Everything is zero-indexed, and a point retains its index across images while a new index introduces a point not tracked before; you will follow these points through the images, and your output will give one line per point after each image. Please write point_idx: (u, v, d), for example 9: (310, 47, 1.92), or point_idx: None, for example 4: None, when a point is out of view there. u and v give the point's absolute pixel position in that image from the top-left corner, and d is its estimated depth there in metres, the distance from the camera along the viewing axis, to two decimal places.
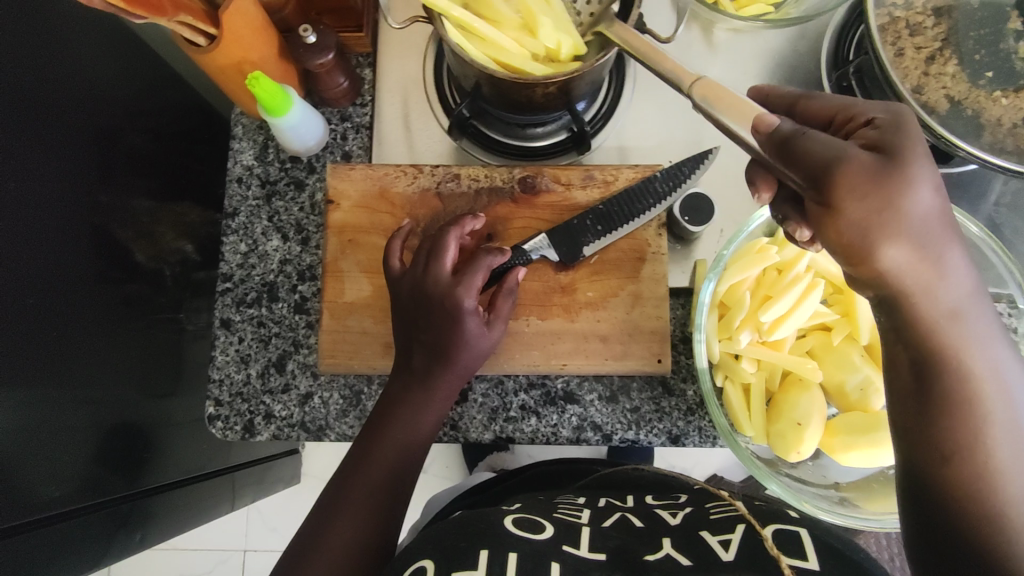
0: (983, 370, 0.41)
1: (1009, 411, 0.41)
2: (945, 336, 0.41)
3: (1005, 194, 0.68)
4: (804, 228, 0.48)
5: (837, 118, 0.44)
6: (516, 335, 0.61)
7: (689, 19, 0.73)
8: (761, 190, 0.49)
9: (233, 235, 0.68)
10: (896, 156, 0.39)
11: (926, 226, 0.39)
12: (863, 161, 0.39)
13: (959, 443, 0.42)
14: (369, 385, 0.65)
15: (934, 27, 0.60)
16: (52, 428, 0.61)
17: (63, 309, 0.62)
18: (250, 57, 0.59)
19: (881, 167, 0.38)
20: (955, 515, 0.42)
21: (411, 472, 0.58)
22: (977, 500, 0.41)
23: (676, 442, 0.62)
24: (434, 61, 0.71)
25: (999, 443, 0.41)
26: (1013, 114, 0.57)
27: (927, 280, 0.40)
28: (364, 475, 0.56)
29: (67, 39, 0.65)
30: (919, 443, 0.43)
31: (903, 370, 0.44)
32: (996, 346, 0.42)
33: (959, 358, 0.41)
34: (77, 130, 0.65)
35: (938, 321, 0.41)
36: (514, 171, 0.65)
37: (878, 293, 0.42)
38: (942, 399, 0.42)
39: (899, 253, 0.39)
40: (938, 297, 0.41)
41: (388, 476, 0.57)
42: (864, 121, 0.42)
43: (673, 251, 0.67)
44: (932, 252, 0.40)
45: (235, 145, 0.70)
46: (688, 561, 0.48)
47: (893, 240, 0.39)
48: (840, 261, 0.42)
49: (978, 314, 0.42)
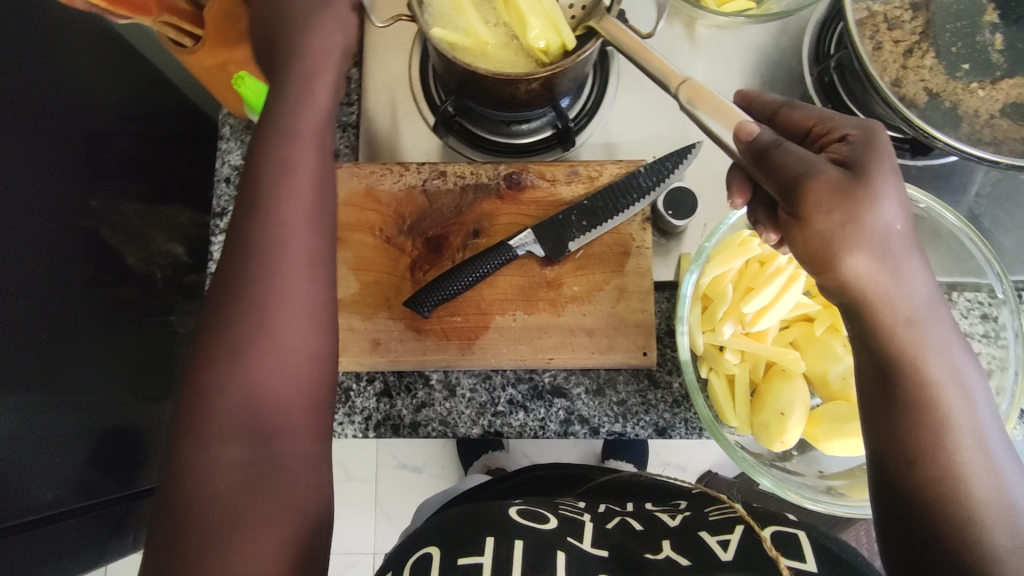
0: (944, 377, 0.42)
1: (971, 419, 0.42)
2: (908, 344, 0.42)
3: (986, 185, 0.68)
4: (771, 233, 0.50)
5: (815, 130, 0.46)
6: (503, 330, 0.62)
7: (671, 15, 0.73)
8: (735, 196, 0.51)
9: (221, 235, 0.69)
10: (861, 174, 0.40)
11: (889, 239, 0.40)
12: (830, 176, 0.40)
13: (924, 448, 0.41)
14: (357, 381, 0.63)
15: (911, 21, 0.60)
16: (43, 431, 0.61)
17: (54, 312, 0.63)
18: (236, 57, 0.59)
19: (846, 183, 0.40)
20: (926, 518, 0.41)
21: (307, 268, 0.46)
22: (944, 504, 0.41)
23: (663, 434, 0.63)
24: (419, 60, 0.72)
25: (962, 448, 0.41)
26: (990, 105, 0.58)
27: (887, 288, 0.41)
28: (238, 324, 0.44)
29: (56, 44, 0.65)
30: (885, 446, 0.43)
31: (869, 377, 0.44)
32: (956, 353, 0.42)
33: (920, 367, 0.41)
34: (66, 135, 0.66)
35: (897, 328, 0.42)
36: (499, 167, 0.66)
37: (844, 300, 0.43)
38: (903, 403, 0.42)
39: (861, 263, 0.40)
40: (900, 306, 0.41)
41: (271, 301, 0.44)
42: (839, 137, 0.44)
43: (658, 245, 0.68)
44: (894, 263, 0.40)
45: (222, 146, 0.71)
46: (686, 561, 0.49)
47: (857, 251, 0.40)
48: (809, 270, 0.44)
49: (936, 321, 0.42)
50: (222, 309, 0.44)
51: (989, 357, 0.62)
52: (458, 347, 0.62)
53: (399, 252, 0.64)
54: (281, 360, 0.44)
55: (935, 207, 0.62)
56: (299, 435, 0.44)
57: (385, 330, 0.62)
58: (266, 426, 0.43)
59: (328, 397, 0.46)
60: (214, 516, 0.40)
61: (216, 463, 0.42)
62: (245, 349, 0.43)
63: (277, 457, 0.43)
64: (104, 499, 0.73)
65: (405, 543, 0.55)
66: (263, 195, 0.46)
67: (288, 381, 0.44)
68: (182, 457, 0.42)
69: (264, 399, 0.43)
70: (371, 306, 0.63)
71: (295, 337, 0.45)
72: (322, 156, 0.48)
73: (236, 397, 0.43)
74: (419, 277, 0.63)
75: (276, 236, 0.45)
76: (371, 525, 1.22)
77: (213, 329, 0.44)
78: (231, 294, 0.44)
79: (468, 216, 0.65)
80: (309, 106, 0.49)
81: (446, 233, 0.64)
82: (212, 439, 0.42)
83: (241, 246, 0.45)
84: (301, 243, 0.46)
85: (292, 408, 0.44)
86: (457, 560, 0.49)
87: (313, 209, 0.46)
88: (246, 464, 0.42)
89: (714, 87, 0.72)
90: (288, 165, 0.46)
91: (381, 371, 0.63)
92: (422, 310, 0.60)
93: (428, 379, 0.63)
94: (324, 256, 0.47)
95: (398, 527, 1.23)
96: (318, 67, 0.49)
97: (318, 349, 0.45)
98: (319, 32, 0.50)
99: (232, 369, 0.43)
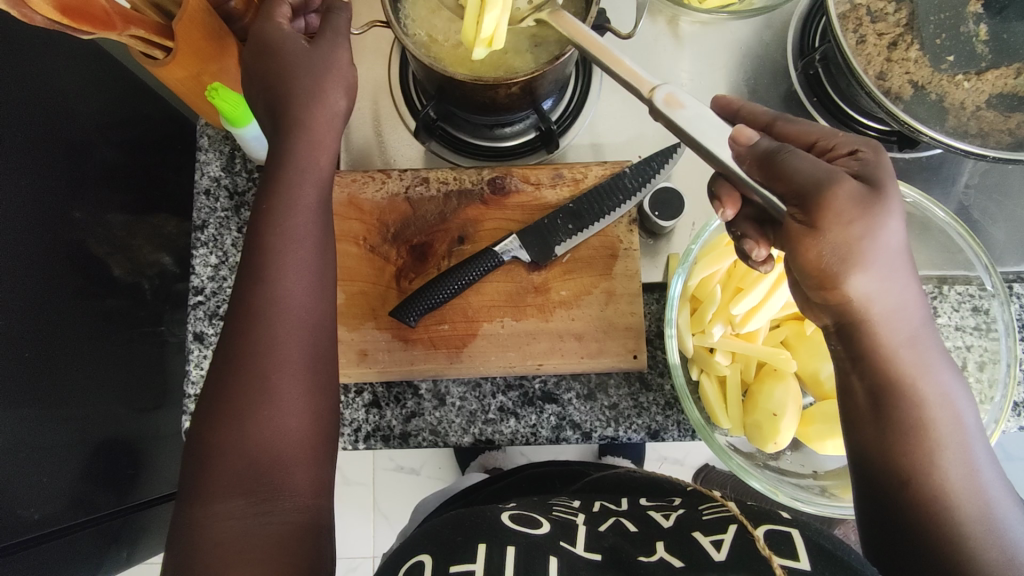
0: (937, 398, 0.43)
1: (961, 437, 0.43)
2: (903, 362, 0.43)
3: (974, 176, 0.68)
4: (762, 248, 0.49)
5: (817, 145, 0.45)
6: (491, 337, 0.61)
7: (653, 13, 0.72)
8: (726, 204, 0.50)
9: (203, 248, 0.68)
10: (879, 189, 0.40)
11: (894, 259, 0.41)
12: (850, 187, 0.39)
13: (916, 466, 0.43)
14: (345, 394, 0.62)
15: (894, 13, 0.60)
16: (31, 448, 0.60)
17: (39, 327, 0.61)
18: (209, 67, 0.58)
19: (868, 194, 0.39)
20: (920, 537, 0.42)
21: (324, 335, 0.51)
22: (937, 520, 0.42)
23: (656, 437, 0.62)
24: (400, 64, 0.71)
25: (953, 466, 0.42)
26: (976, 96, 0.57)
27: (887, 307, 0.42)
28: (249, 387, 0.47)
29: (32, 54, 0.64)
30: (881, 465, 0.44)
31: (859, 395, 0.45)
32: (948, 375, 0.43)
33: (916, 386, 0.43)
34: (45, 146, 0.64)
35: (896, 347, 0.43)
36: (483, 172, 0.65)
37: (842, 319, 0.44)
38: (899, 424, 0.43)
39: (866, 282, 0.41)
40: (894, 325, 0.42)
41: (283, 375, 0.48)
42: (847, 151, 0.43)
43: (645, 246, 0.67)
44: (896, 283, 0.41)
45: (201, 156, 0.70)
46: (679, 562, 0.48)
47: (864, 270, 0.41)
48: (811, 284, 0.44)
49: (930, 341, 0.43)
50: (225, 390, 0.47)
51: (980, 350, 0.61)
52: (446, 356, 0.61)
53: (384, 261, 0.63)
54: (281, 448, 0.47)
55: (922, 201, 0.62)
56: (299, 492, 0.47)
57: (372, 341, 0.61)
58: (266, 483, 0.46)
59: (329, 458, 0.50)
60: (217, 566, 0.43)
61: (216, 519, 0.44)
62: (247, 409, 0.47)
63: (278, 509, 0.46)
64: (100, 514, 0.72)
65: (402, 549, 0.54)
66: (270, 259, 0.49)
67: (290, 443, 0.47)
68: (187, 518, 0.45)
69: (264, 458, 0.46)
70: (356, 317, 0.62)
71: (296, 400, 0.48)
72: (321, 221, 0.51)
73: (238, 462, 0.46)
74: (405, 285, 0.62)
75: (276, 310, 0.48)
76: (370, 528, 1.21)
77: (218, 397, 0.47)
78: (234, 357, 0.48)
79: (452, 223, 0.64)
80: (311, 173, 0.51)
81: (431, 240, 0.64)
82: (214, 496, 0.45)
83: (244, 321, 0.48)
84: (303, 311, 0.49)
85: (292, 465, 0.47)
86: (448, 567, 0.49)
87: (314, 276, 0.50)
88: (246, 516, 0.45)
89: (700, 83, 0.71)
90: (289, 235, 0.49)
91: (370, 382, 0.62)
92: (408, 320, 0.60)
93: (417, 388, 0.62)
94: (322, 324, 0.50)
95: (397, 529, 1.22)
96: (323, 138, 0.52)
97: (318, 402, 0.49)
98: (326, 96, 0.51)
99: (233, 431, 0.46)
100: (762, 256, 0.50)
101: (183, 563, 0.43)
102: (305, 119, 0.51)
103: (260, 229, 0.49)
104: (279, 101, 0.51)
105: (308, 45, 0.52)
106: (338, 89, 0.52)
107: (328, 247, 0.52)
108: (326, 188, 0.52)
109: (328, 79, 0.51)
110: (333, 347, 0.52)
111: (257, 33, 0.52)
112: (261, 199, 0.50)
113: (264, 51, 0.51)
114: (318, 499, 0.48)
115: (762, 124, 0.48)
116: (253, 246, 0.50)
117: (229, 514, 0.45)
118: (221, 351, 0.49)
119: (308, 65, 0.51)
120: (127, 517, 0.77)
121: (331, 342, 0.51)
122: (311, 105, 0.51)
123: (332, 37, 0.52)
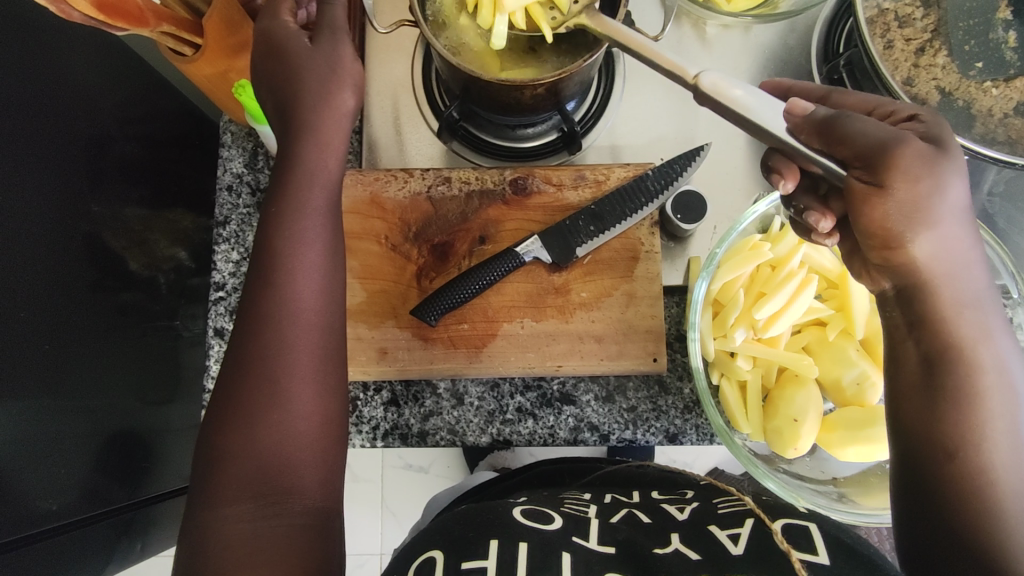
0: (1000, 384, 0.43)
1: (1014, 409, 0.43)
2: (965, 326, 0.44)
3: (998, 184, 0.68)
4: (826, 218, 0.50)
5: (876, 112, 0.47)
6: (511, 337, 0.61)
7: (679, 16, 0.72)
8: (786, 177, 0.51)
9: (224, 244, 0.68)
10: (942, 149, 0.42)
11: (955, 217, 0.43)
12: (918, 146, 0.41)
13: (967, 451, 0.42)
14: (363, 391, 0.63)
15: (922, 18, 0.59)
16: (47, 441, 0.61)
17: (56, 320, 0.62)
18: (236, 65, 0.58)
19: (935, 154, 0.41)
20: (948, 521, 0.42)
21: (336, 337, 0.51)
22: (975, 502, 0.41)
23: (674, 441, 0.62)
24: (422, 64, 0.71)
25: (1002, 459, 0.42)
26: (1004, 104, 0.57)
27: (952, 268, 0.44)
28: (261, 388, 0.47)
29: (55, 48, 0.64)
30: (918, 452, 0.44)
31: (914, 366, 0.45)
32: (1018, 372, 0.44)
33: (974, 347, 0.43)
34: (66, 140, 0.65)
35: (962, 306, 0.44)
36: (505, 172, 0.65)
37: (903, 285, 0.46)
38: (947, 394, 0.43)
39: (929, 241, 0.43)
40: (959, 287, 0.44)
41: (296, 376, 0.48)
42: (906, 116, 0.46)
43: (667, 249, 0.67)
44: (958, 245, 0.44)
45: (224, 153, 0.70)
46: (696, 556, 0.48)
47: (928, 230, 0.43)
48: (872, 245, 0.45)
49: (994, 315, 0.45)
50: (239, 389, 0.47)
51: None
52: (466, 355, 0.61)
53: (405, 260, 0.63)
54: (293, 456, 0.47)
55: None
56: (309, 493, 0.47)
57: (392, 339, 0.62)
58: (276, 486, 0.46)
59: (339, 458, 0.50)
60: (230, 567, 0.43)
61: (227, 522, 0.44)
62: (258, 412, 0.47)
63: (288, 513, 0.46)
64: (113, 507, 0.72)
65: (418, 544, 0.54)
66: (281, 263, 0.49)
67: (299, 447, 0.47)
68: (198, 518, 0.45)
69: (276, 464, 0.46)
70: (376, 315, 0.62)
71: (305, 403, 0.48)
72: (331, 227, 0.51)
73: (248, 463, 0.46)
74: (425, 285, 0.63)
75: (288, 307, 0.48)
76: (379, 525, 1.22)
77: (231, 398, 0.47)
78: (251, 358, 0.48)
79: (473, 223, 0.64)
80: (320, 175, 0.51)
81: (452, 240, 0.64)
82: (224, 499, 0.45)
83: (258, 321, 0.48)
84: (312, 314, 0.49)
85: (302, 469, 0.47)
86: (460, 563, 0.49)
87: (324, 278, 0.50)
88: (255, 520, 0.45)
89: None
90: (298, 238, 0.50)
91: (389, 379, 0.62)
92: (428, 319, 0.60)
93: (436, 387, 0.63)
94: (332, 326, 0.50)
95: (405, 526, 1.22)
96: (331, 139, 0.52)
97: (329, 412, 0.49)
98: (337, 97, 0.51)
99: (243, 436, 0.46)
100: (824, 229, 0.50)
101: (197, 560, 0.43)
102: (317, 124, 0.51)
103: (270, 233, 0.50)
104: (290, 107, 0.51)
105: (308, 47, 0.51)
106: (350, 90, 0.52)
107: (337, 249, 0.52)
108: (333, 190, 0.52)
109: (337, 80, 0.51)
110: (344, 350, 0.52)
111: (263, 33, 0.52)
112: (272, 201, 0.51)
113: (279, 54, 0.52)
114: (329, 500, 0.48)
115: (816, 97, 0.50)
116: (264, 248, 0.50)
117: (241, 517, 0.45)
118: (236, 349, 0.49)
119: (318, 65, 0.51)
120: (140, 510, 0.78)
121: (341, 344, 0.51)
122: (323, 105, 0.51)
123: (331, 36, 0.52)
